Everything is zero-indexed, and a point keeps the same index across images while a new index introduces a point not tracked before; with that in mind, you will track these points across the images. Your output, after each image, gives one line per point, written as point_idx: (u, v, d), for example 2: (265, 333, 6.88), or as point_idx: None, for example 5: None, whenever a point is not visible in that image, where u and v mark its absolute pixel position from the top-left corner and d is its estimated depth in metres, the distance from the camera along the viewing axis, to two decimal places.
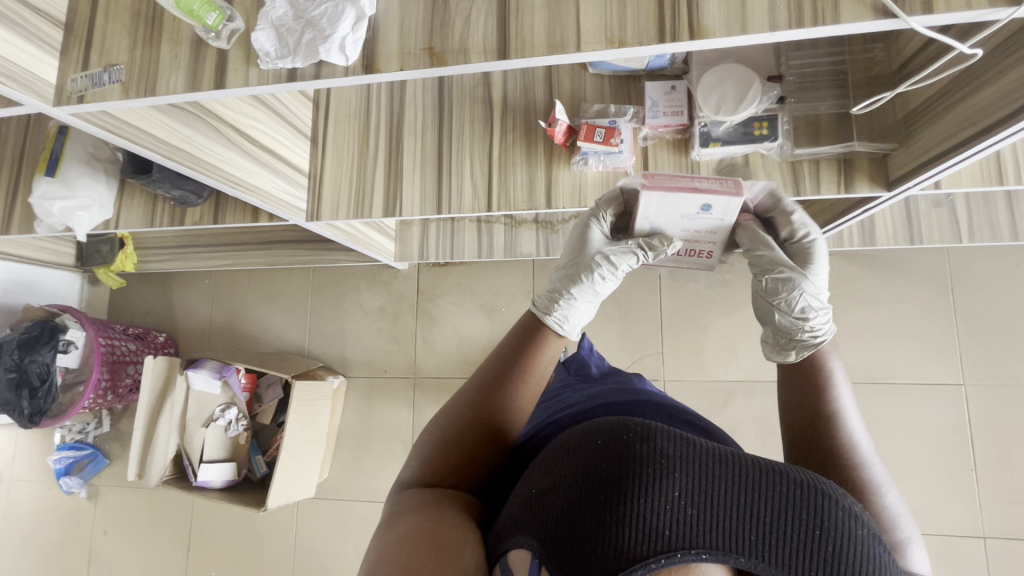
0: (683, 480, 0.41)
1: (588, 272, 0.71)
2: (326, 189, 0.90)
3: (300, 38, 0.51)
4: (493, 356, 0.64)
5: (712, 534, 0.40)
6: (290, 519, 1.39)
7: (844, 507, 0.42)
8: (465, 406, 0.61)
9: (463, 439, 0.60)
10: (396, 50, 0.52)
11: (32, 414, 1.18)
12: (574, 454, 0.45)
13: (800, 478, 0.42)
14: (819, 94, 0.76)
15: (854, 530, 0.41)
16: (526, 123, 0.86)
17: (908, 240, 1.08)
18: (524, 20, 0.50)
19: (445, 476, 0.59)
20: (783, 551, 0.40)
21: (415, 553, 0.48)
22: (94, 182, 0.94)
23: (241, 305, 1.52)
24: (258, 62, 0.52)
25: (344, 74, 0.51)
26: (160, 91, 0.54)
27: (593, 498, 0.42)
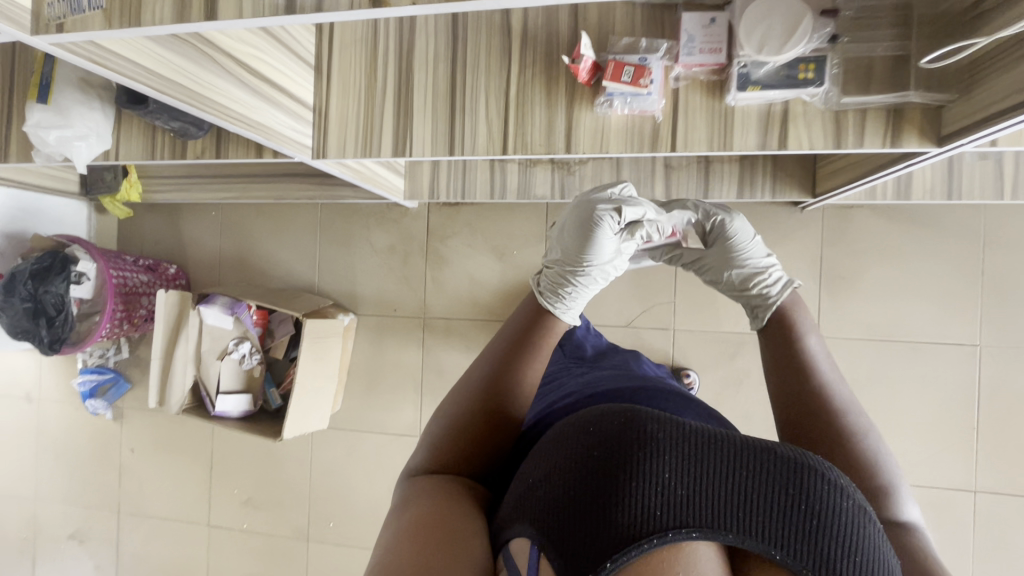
0: (671, 465, 0.43)
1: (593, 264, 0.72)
2: (333, 124, 0.85)
3: None
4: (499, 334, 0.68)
5: (700, 513, 0.42)
6: (307, 446, 1.46)
7: (824, 478, 0.43)
8: (473, 387, 0.63)
9: (471, 421, 0.62)
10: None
11: (53, 341, 1.20)
12: (568, 445, 0.47)
13: (787, 454, 0.44)
14: (876, 33, 0.69)
15: (833, 498, 0.43)
16: (548, 57, 0.79)
17: (945, 195, 1.02)
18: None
19: (454, 462, 0.61)
20: (768, 523, 0.42)
21: (430, 537, 0.50)
22: (89, 111, 0.89)
23: (249, 238, 1.50)
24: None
25: (350, 9, 0.46)
26: (147, 23, 0.48)
27: (585, 488, 0.44)
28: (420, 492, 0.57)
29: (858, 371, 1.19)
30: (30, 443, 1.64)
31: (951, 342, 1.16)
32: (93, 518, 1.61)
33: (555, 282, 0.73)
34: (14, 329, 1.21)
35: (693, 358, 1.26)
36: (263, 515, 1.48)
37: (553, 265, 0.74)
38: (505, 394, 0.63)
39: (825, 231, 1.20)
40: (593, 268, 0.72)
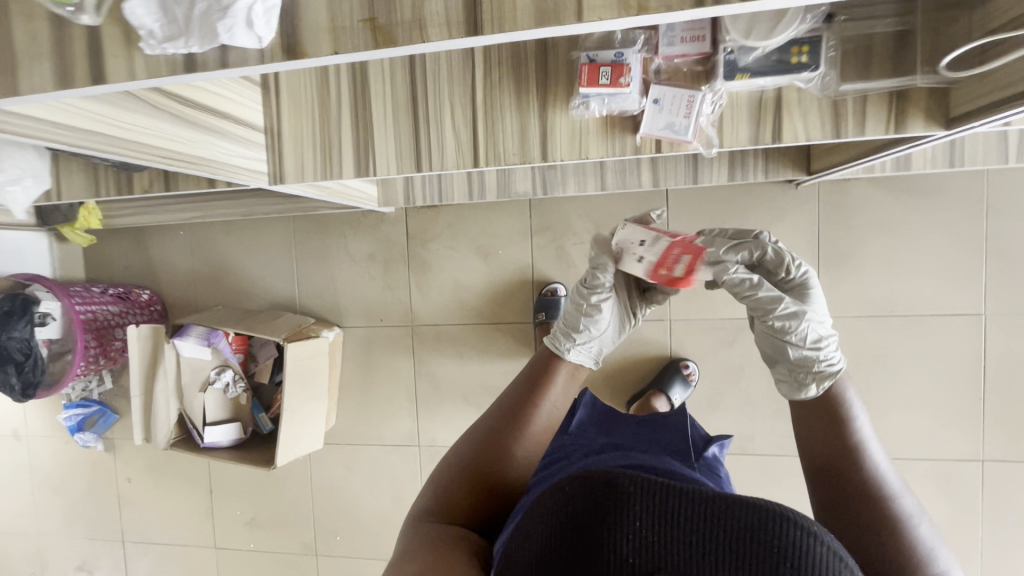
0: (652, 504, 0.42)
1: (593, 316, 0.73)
2: (288, 146, 0.80)
3: (191, 10, 0.36)
4: (524, 374, 0.71)
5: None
6: (305, 463, 1.43)
7: (813, 535, 0.41)
8: (498, 414, 0.66)
9: (480, 475, 0.62)
10: (323, 23, 0.38)
11: (24, 388, 1.16)
12: (545, 502, 0.46)
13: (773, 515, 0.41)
14: (875, 10, 0.62)
15: (824, 560, 0.40)
16: (514, 51, 0.72)
17: (948, 163, 0.96)
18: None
19: (460, 518, 0.60)
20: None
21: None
22: (20, 150, 0.82)
23: (221, 256, 1.43)
24: (139, 44, 0.38)
25: (259, 64, 0.38)
26: (25, 91, 0.37)
27: (569, 544, 0.43)
28: (423, 544, 0.56)
29: (860, 349, 1.16)
30: (24, 481, 1.61)
31: (956, 313, 1.12)
32: (99, 549, 1.59)
33: (564, 324, 0.74)
34: None
35: (691, 349, 1.22)
36: (270, 534, 1.47)
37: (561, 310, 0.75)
38: (524, 417, 0.65)
39: (821, 207, 1.15)
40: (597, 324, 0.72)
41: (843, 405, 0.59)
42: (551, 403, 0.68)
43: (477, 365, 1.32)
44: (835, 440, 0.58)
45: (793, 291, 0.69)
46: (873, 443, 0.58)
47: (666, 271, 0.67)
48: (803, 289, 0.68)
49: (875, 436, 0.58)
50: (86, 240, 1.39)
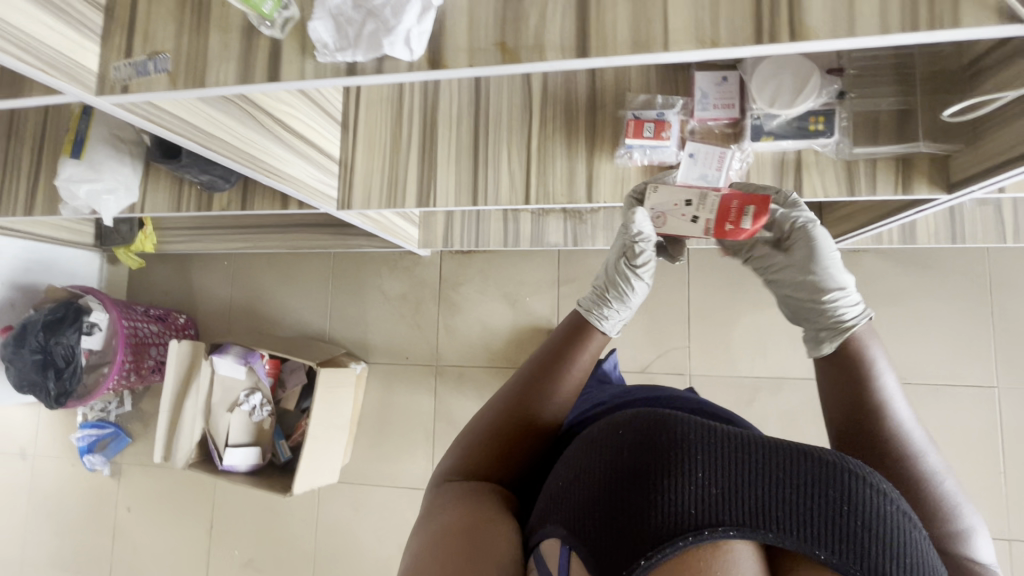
0: (706, 452, 0.41)
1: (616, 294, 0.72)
2: (358, 177, 0.90)
3: (361, 29, 0.42)
4: (554, 336, 0.66)
5: (736, 511, 0.40)
6: (312, 500, 1.40)
7: (870, 484, 0.41)
8: (529, 374, 0.63)
9: (506, 437, 0.60)
10: (464, 43, 0.41)
11: (58, 395, 1.18)
12: (591, 452, 0.46)
13: (832, 460, 0.41)
14: (880, 90, 0.73)
15: (879, 505, 0.40)
16: (567, 108, 0.83)
17: (950, 237, 1.05)
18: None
19: (485, 475, 0.60)
20: (809, 519, 0.39)
21: (458, 538, 0.51)
22: (120, 165, 0.92)
23: (259, 287, 1.50)
24: (314, 53, 0.43)
25: (409, 71, 0.41)
26: (210, 84, 0.45)
27: (622, 491, 0.42)
28: (451, 500, 0.56)
29: None
30: (20, 504, 1.57)
31: (971, 384, 1.15)
32: None
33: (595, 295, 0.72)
34: (21, 382, 1.19)
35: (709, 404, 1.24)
36: None
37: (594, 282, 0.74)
38: (550, 384, 0.61)
39: None
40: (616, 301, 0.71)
41: (868, 364, 0.57)
42: (579, 368, 0.63)
43: None
44: (858, 400, 0.55)
45: (797, 241, 0.69)
46: (898, 399, 0.55)
47: (728, 225, 0.67)
48: (801, 242, 0.69)
49: (901, 394, 0.56)
50: (137, 263, 1.49)
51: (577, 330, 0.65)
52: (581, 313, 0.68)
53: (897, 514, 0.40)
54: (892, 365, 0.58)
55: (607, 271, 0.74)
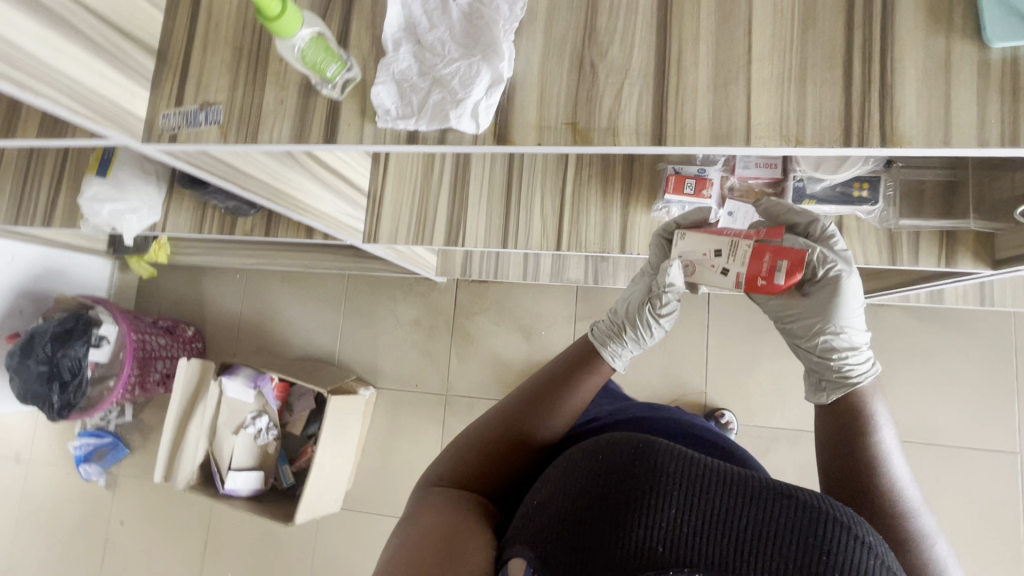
0: (683, 486, 0.41)
1: (632, 328, 0.66)
2: (386, 212, 0.88)
3: (426, 98, 0.40)
4: (564, 354, 0.64)
5: (704, 553, 0.40)
6: (311, 527, 1.37)
7: (852, 534, 0.39)
8: (528, 392, 0.60)
9: (499, 450, 0.59)
10: (533, 119, 0.39)
11: (61, 407, 1.17)
12: (572, 472, 0.45)
13: (809, 503, 0.40)
14: (929, 161, 0.71)
15: (860, 558, 0.39)
16: (604, 157, 0.82)
17: (980, 301, 1.03)
18: (686, 66, 0.38)
19: (473, 487, 0.58)
20: (778, 566, 0.39)
21: (432, 549, 0.50)
22: (145, 185, 0.91)
23: (271, 304, 1.48)
24: (375, 117, 0.41)
25: (473, 144, 0.40)
26: (262, 140, 0.44)
27: (594, 515, 0.43)
28: (436, 506, 0.55)
29: None
30: (10, 510, 1.53)
31: (994, 450, 1.12)
32: None
33: (610, 320, 0.68)
34: (25, 392, 1.17)
35: None
36: None
37: (616, 304, 0.69)
38: (555, 401, 0.59)
39: None
40: (631, 334, 0.65)
41: (867, 419, 0.54)
42: (585, 391, 0.61)
43: None
44: (854, 455, 0.52)
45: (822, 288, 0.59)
46: (897, 455, 0.52)
47: (761, 280, 0.54)
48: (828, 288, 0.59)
49: (901, 453, 0.52)
50: (149, 271, 1.47)
51: (584, 357, 0.63)
52: (591, 342, 0.65)
53: (877, 568, 0.39)
54: (892, 420, 0.55)
55: (631, 302, 0.67)
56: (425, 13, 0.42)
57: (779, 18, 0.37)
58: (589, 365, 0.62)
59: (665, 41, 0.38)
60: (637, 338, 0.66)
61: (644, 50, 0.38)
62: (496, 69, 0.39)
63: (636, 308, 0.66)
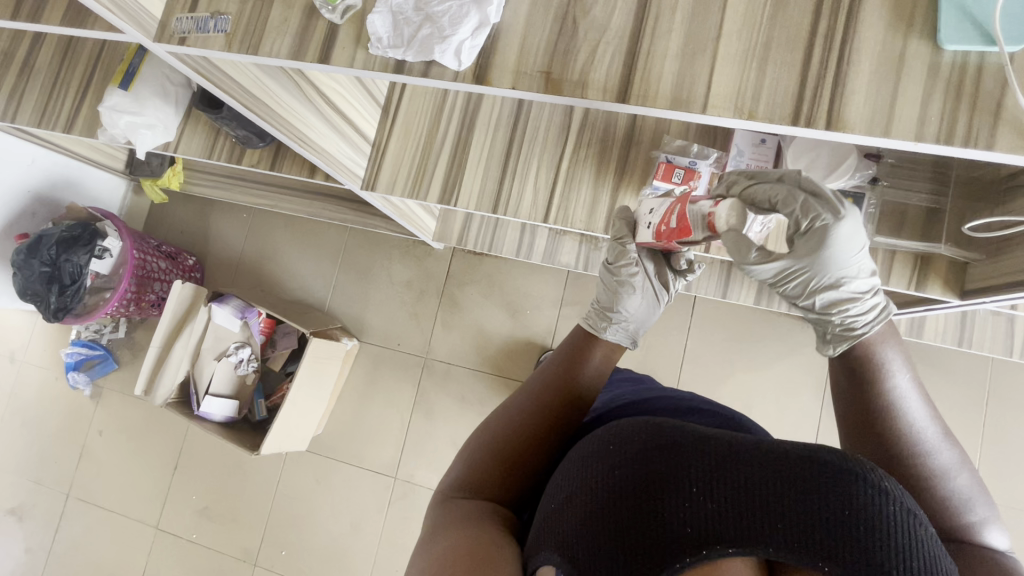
0: (693, 463, 0.39)
1: (618, 307, 0.69)
2: (387, 163, 0.91)
3: (416, 31, 0.43)
4: (563, 346, 0.65)
5: (730, 526, 0.36)
6: (278, 464, 1.41)
7: (868, 483, 0.36)
8: (536, 388, 0.59)
9: (516, 447, 0.54)
10: (511, 64, 0.42)
11: (57, 309, 1.22)
12: (585, 467, 0.43)
13: (818, 458, 0.37)
14: (915, 184, 0.72)
15: (881, 506, 0.36)
16: (603, 139, 0.84)
17: (956, 340, 1.04)
18: (659, 33, 0.40)
19: (493, 496, 0.53)
20: (804, 523, 0.35)
21: (458, 561, 0.43)
22: (163, 104, 0.94)
23: (272, 246, 1.52)
24: (368, 45, 0.44)
25: (453, 80, 0.42)
26: (262, 52, 0.46)
27: (617, 510, 0.40)
28: (456, 520, 0.49)
29: None
30: None
31: None
32: (40, 496, 1.54)
33: (598, 307, 0.70)
34: (26, 290, 1.23)
35: None
36: (217, 528, 1.42)
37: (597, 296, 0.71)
38: (563, 392, 0.58)
39: None
40: (619, 312, 0.68)
41: (879, 365, 0.54)
42: (592, 372, 0.62)
43: (475, 412, 1.34)
44: (870, 405, 0.52)
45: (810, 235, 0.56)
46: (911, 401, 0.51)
47: (664, 228, 0.63)
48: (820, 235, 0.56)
49: (918, 392, 0.52)
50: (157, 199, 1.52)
51: (580, 350, 0.64)
52: (587, 330, 0.66)
53: (900, 513, 0.36)
54: (905, 371, 0.53)
55: (604, 286, 0.71)
56: None
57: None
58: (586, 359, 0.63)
59: (645, 8, 0.40)
60: (628, 316, 0.69)
61: (623, 13, 0.41)
62: (484, 13, 0.42)
63: (616, 290, 0.69)
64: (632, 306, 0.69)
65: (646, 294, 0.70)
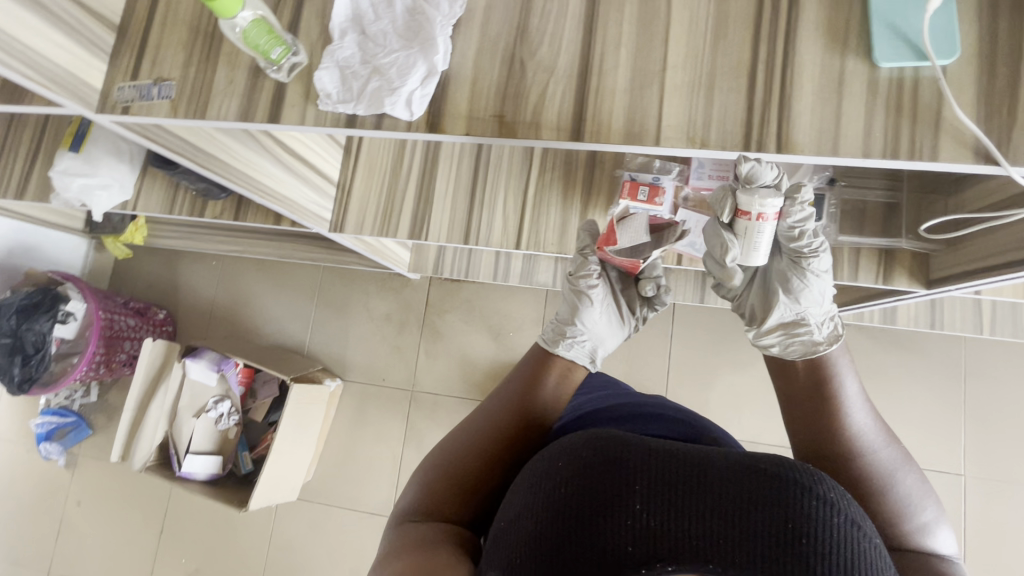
0: (645, 478, 0.37)
1: (573, 324, 0.66)
2: (354, 202, 0.89)
3: (365, 85, 0.43)
4: (520, 365, 0.62)
5: (678, 541, 0.36)
6: (269, 516, 1.37)
7: (813, 494, 0.37)
8: (494, 408, 0.57)
9: (473, 468, 0.53)
10: (463, 110, 0.42)
11: (22, 381, 1.17)
12: (535, 483, 0.41)
13: (768, 470, 0.37)
14: (869, 182, 0.75)
15: (823, 516, 0.36)
16: (566, 162, 0.85)
17: (929, 323, 1.07)
18: (607, 69, 0.40)
19: (451, 515, 0.51)
20: (749, 539, 0.35)
21: None
22: (117, 163, 0.92)
23: (244, 291, 1.49)
24: (317, 100, 0.44)
25: (406, 130, 0.42)
26: (209, 115, 0.46)
27: (563, 529, 0.37)
28: (409, 546, 0.47)
29: None
30: None
31: (940, 469, 1.15)
32: None
33: (557, 323, 0.67)
34: None
35: None
36: None
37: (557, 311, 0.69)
38: (521, 411, 0.56)
39: None
40: (576, 329, 0.66)
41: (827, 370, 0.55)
42: (550, 395, 0.59)
43: None
44: (812, 407, 0.54)
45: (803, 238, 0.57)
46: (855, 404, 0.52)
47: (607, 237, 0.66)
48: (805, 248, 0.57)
49: (864, 400, 0.53)
50: (123, 254, 1.46)
51: (542, 367, 0.61)
52: (545, 348, 0.64)
53: (841, 525, 0.36)
54: (850, 371, 0.55)
55: (564, 300, 0.69)
56: (372, 6, 0.45)
57: (692, 29, 0.40)
58: (548, 375, 0.61)
59: (588, 44, 0.41)
60: (585, 334, 0.66)
61: (569, 52, 0.41)
62: (431, 63, 0.42)
63: (573, 305, 0.67)
64: (588, 323, 0.67)
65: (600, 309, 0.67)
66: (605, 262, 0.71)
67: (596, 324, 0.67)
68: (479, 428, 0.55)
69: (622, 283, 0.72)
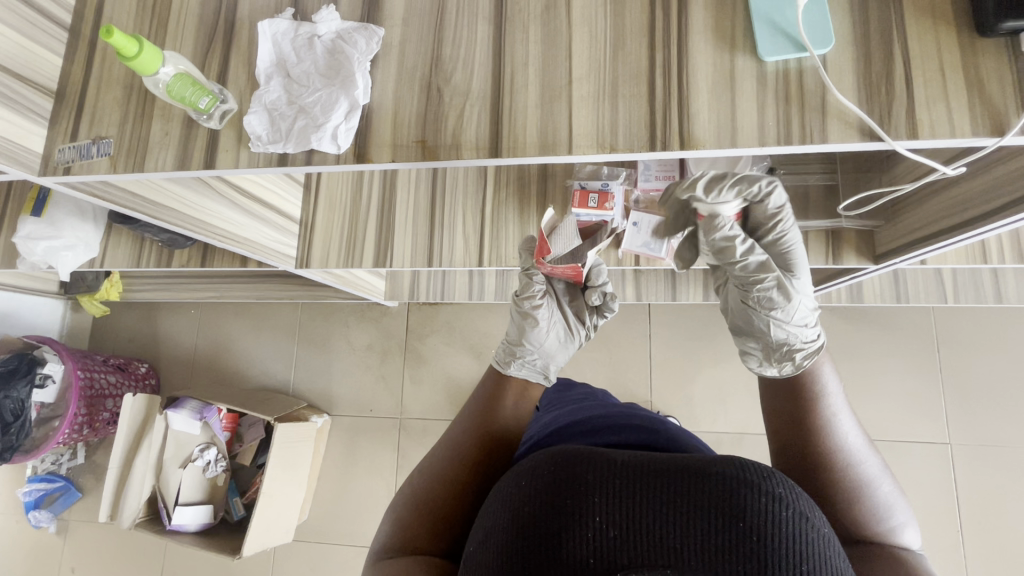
0: (603, 490, 0.37)
1: (523, 344, 0.68)
2: (318, 236, 0.90)
3: (293, 124, 0.45)
4: (477, 392, 0.64)
5: (638, 551, 0.35)
6: (267, 561, 1.35)
7: (764, 491, 0.36)
8: (457, 436, 0.58)
9: (442, 498, 0.54)
10: (387, 139, 0.45)
11: (2, 450, 1.16)
12: (500, 506, 0.40)
13: (722, 471, 0.37)
14: (809, 168, 0.77)
15: (773, 512, 0.36)
16: (519, 177, 0.87)
17: (895, 297, 1.09)
18: (517, 88, 0.44)
19: (423, 548, 0.51)
20: (705, 542, 0.35)
21: None
22: (81, 223, 0.93)
23: (225, 337, 1.49)
24: (249, 143, 0.46)
25: (336, 163, 0.45)
26: (149, 167, 0.48)
27: (521, 547, 0.37)
28: None
29: None
30: None
31: (926, 440, 1.16)
32: None
33: (508, 343, 0.69)
34: None
35: None
36: None
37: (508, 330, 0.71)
38: (483, 435, 0.57)
39: None
40: (528, 347, 0.68)
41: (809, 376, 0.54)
42: (509, 414, 0.61)
43: None
44: (796, 412, 0.53)
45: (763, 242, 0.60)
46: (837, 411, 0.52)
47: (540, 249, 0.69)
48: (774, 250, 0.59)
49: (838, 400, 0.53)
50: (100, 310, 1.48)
51: (501, 389, 0.63)
52: (497, 371, 0.65)
53: (793, 520, 0.36)
54: (831, 377, 0.55)
55: (512, 321, 0.70)
56: (294, 49, 0.47)
57: (593, 44, 0.44)
58: (507, 397, 0.63)
59: (499, 68, 0.45)
60: (538, 352, 0.68)
61: (482, 77, 0.45)
62: (353, 98, 0.45)
63: (522, 324, 0.69)
64: (541, 339, 0.69)
65: (550, 323, 0.70)
66: (551, 276, 0.74)
67: (549, 340, 0.69)
68: (443, 458, 0.56)
69: (570, 295, 0.75)
